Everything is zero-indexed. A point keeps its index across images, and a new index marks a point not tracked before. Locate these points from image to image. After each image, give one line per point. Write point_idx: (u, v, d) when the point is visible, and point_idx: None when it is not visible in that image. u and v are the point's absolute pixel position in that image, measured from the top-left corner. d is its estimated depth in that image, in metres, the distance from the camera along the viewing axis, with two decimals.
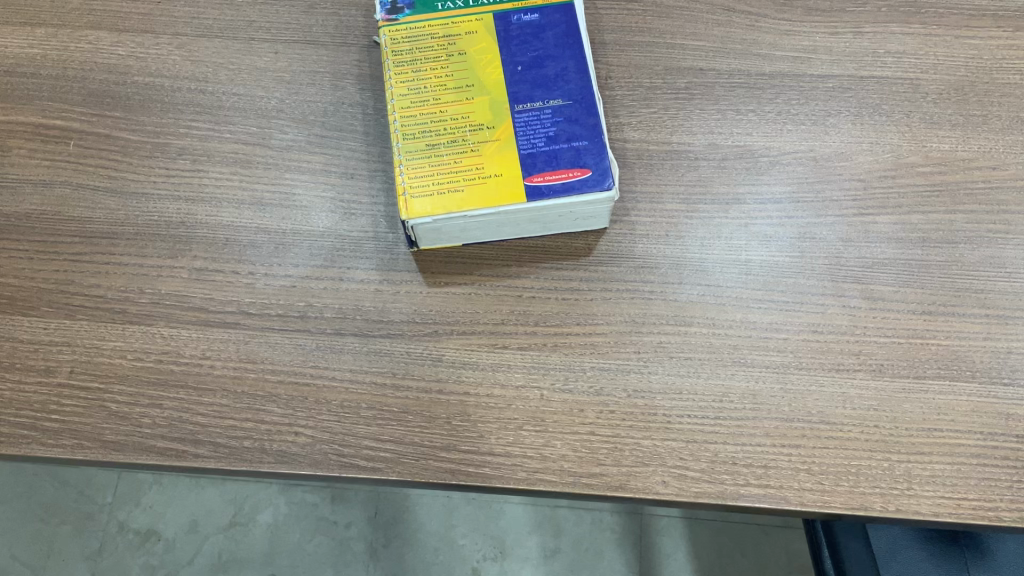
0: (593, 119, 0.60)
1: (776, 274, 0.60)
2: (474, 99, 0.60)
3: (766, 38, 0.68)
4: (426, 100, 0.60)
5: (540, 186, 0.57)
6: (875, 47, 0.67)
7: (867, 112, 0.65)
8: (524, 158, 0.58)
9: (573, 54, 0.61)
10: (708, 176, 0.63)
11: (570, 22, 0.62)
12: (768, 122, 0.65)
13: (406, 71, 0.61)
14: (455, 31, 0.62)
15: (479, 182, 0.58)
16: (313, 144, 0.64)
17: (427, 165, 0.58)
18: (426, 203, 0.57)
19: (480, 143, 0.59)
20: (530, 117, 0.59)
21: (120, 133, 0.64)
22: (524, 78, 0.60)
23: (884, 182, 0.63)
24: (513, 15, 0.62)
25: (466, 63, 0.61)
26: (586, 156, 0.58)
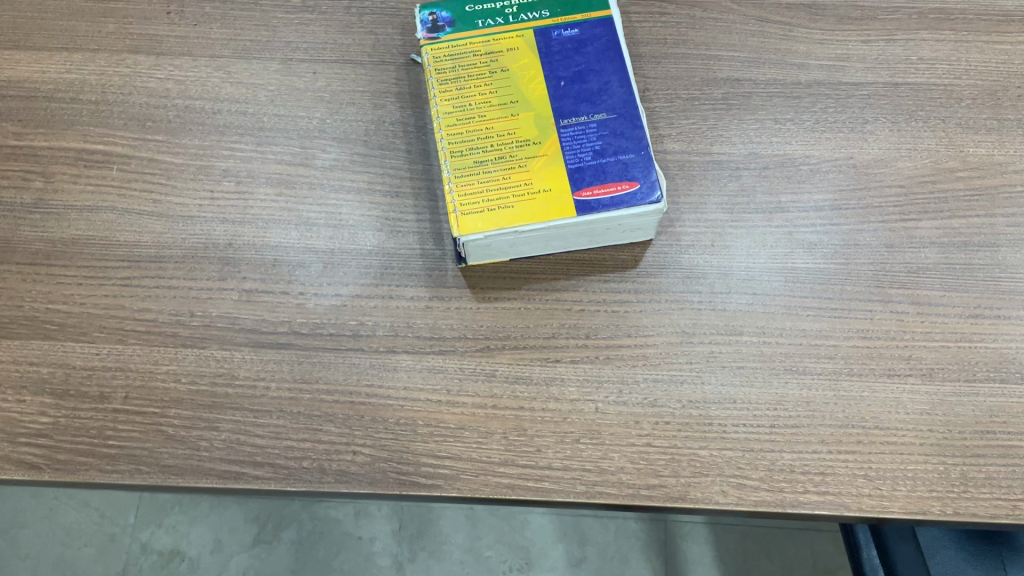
0: (638, 131, 0.60)
1: (822, 281, 0.61)
2: (520, 115, 0.61)
3: (801, 47, 0.68)
4: (472, 116, 0.61)
5: (590, 200, 0.58)
6: (908, 54, 0.68)
7: (903, 118, 0.66)
8: (572, 172, 0.59)
9: (615, 68, 0.62)
10: (750, 186, 0.64)
11: (610, 37, 0.63)
12: (806, 130, 0.65)
13: (451, 88, 0.61)
14: (497, 48, 0.63)
15: (528, 197, 0.58)
16: (357, 163, 0.65)
17: (477, 181, 0.59)
18: (477, 220, 0.58)
19: (527, 159, 0.59)
20: (576, 131, 0.60)
21: (163, 156, 0.65)
22: (567, 92, 0.61)
23: (924, 188, 0.63)
24: (553, 32, 0.63)
25: (510, 79, 0.62)
26: (633, 168, 0.59)
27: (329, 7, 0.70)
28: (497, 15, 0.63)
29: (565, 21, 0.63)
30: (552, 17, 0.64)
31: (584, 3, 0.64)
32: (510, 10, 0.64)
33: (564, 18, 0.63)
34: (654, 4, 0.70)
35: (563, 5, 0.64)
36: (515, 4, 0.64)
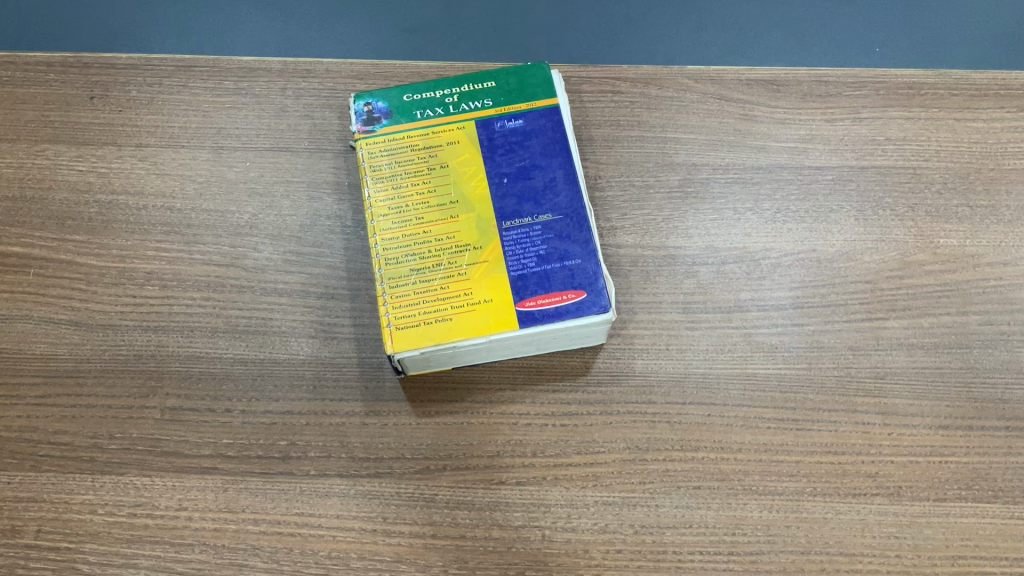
0: (585, 233, 0.56)
1: (784, 388, 0.57)
2: (459, 217, 0.57)
3: (762, 128, 0.65)
4: (409, 219, 0.57)
5: (533, 311, 0.54)
6: (875, 134, 0.65)
7: (870, 206, 0.62)
8: (515, 280, 0.55)
9: (562, 162, 0.58)
10: (708, 283, 0.60)
11: (557, 128, 0.59)
12: (766, 220, 0.62)
13: (386, 187, 0.58)
14: (436, 141, 0.59)
15: (468, 309, 0.54)
16: (290, 263, 0.61)
17: (412, 292, 0.55)
18: (412, 335, 0.53)
19: (467, 266, 0.55)
20: (519, 234, 0.56)
21: (83, 258, 0.61)
22: (510, 191, 0.58)
23: (891, 284, 0.60)
24: (496, 122, 0.59)
25: (449, 177, 0.58)
26: (580, 275, 0.55)
27: (263, 89, 0.66)
28: (437, 105, 0.60)
29: (509, 111, 0.60)
30: (495, 107, 0.60)
31: (529, 92, 0.60)
32: (451, 100, 0.60)
33: (507, 108, 0.60)
34: (607, 83, 0.66)
35: (507, 93, 0.60)
36: (456, 93, 0.60)
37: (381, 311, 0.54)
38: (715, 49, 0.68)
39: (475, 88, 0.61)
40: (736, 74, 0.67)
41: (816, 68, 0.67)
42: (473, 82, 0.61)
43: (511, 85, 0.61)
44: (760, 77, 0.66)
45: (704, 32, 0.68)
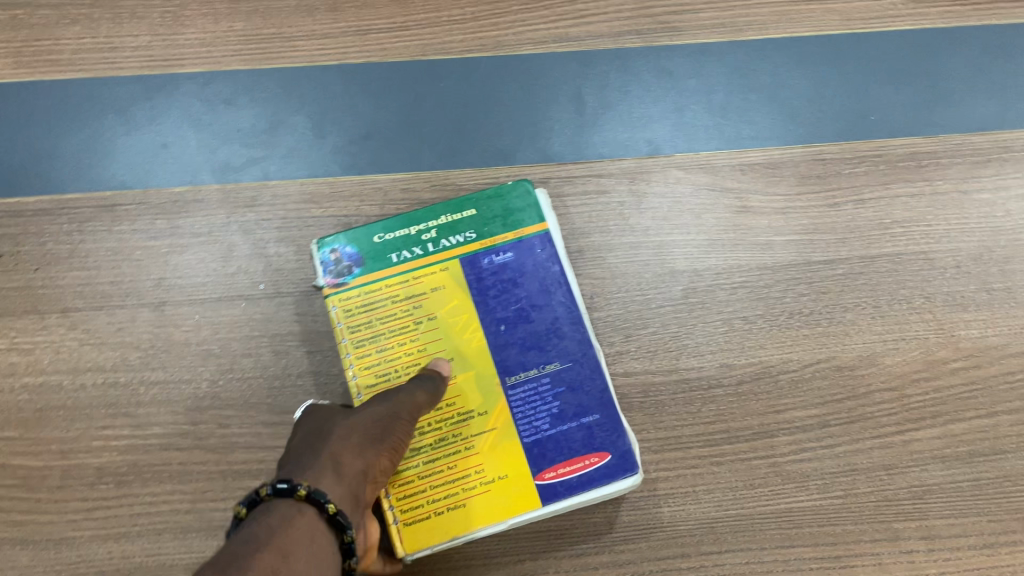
0: (599, 381, 0.53)
1: (821, 522, 0.53)
2: (457, 377, 0.53)
3: (764, 221, 0.59)
4: (399, 384, 0.52)
5: (556, 482, 0.51)
6: (881, 217, 0.60)
7: (885, 300, 0.58)
8: (530, 446, 0.52)
9: (562, 300, 0.55)
10: (727, 408, 0.55)
11: (551, 259, 0.56)
12: (779, 328, 0.57)
13: (370, 350, 0.53)
14: (420, 289, 0.55)
15: (482, 488, 0.50)
16: (263, 437, 0.53)
17: (417, 476, 0.50)
18: (425, 531, 0.49)
19: (474, 437, 0.52)
20: (527, 390, 0.53)
21: (18, 458, 0.53)
22: (510, 340, 0.54)
23: (919, 389, 0.56)
24: (483, 259, 0.56)
25: (439, 331, 0.54)
26: (598, 433, 0.52)
27: (204, 226, 0.57)
28: (414, 244, 0.56)
29: (495, 245, 0.56)
30: (478, 240, 0.56)
31: (513, 219, 0.57)
32: (428, 236, 0.56)
33: (492, 241, 0.56)
34: (590, 181, 0.60)
35: (488, 223, 0.57)
36: (433, 227, 0.56)
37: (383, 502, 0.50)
38: (703, 132, 0.61)
39: (454, 220, 0.57)
40: (728, 158, 0.61)
41: (811, 145, 0.62)
42: (451, 213, 0.57)
43: (492, 214, 0.57)
44: (754, 160, 0.61)
45: (688, 112, 0.62)
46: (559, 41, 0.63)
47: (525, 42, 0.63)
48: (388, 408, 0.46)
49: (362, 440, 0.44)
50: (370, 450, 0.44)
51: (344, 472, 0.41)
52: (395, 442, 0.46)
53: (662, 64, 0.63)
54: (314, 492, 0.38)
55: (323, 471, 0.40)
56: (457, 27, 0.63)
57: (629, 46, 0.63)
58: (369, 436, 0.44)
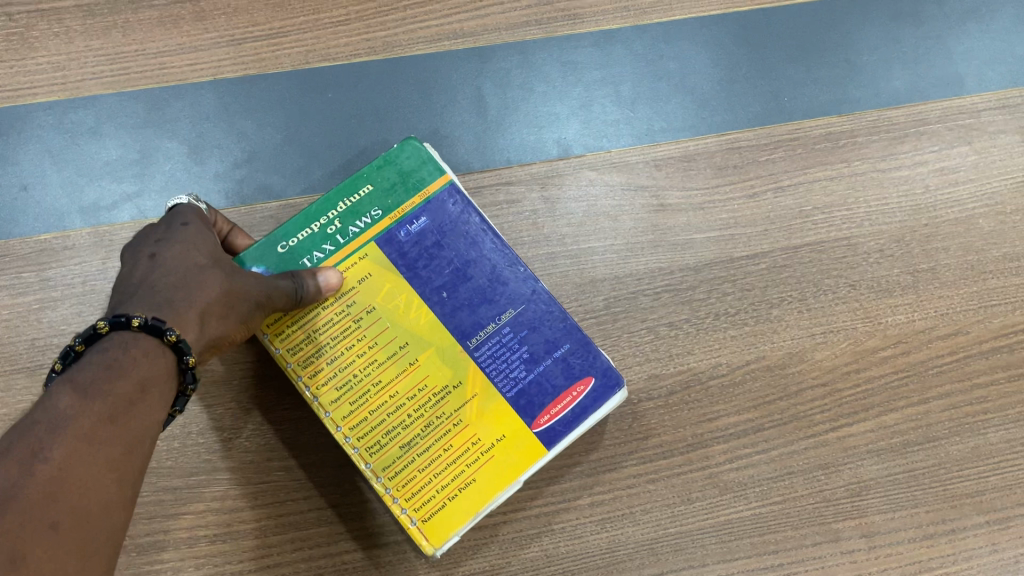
0: (557, 313, 0.49)
1: (761, 530, 0.52)
2: (418, 361, 0.48)
3: (683, 218, 0.57)
4: (364, 389, 0.47)
5: (553, 424, 0.48)
6: (802, 204, 0.58)
7: (811, 292, 0.56)
8: (516, 401, 0.48)
9: (493, 244, 0.50)
10: (659, 421, 0.53)
11: (467, 204, 0.50)
12: (707, 331, 0.55)
13: (322, 367, 0.47)
14: (344, 285, 0.48)
15: (486, 456, 0.48)
16: (168, 504, 0.49)
17: (418, 469, 0.47)
18: (449, 519, 0.47)
19: (459, 412, 0.48)
20: (492, 347, 0.49)
21: None
22: (457, 303, 0.49)
23: (849, 382, 0.55)
24: (399, 229, 0.49)
25: (384, 318, 0.48)
26: (575, 362, 0.49)
27: (78, 275, 0.52)
28: (326, 241, 0.48)
29: (406, 211, 0.49)
30: (388, 215, 0.49)
31: (414, 179, 0.49)
32: (334, 227, 0.49)
33: (402, 211, 0.49)
34: (500, 191, 0.56)
35: (393, 192, 0.49)
36: (336, 216, 0.49)
37: (395, 509, 0.47)
38: (613, 128, 0.58)
39: (354, 202, 0.49)
40: (641, 154, 0.58)
41: (725, 133, 0.59)
42: (347, 196, 0.49)
43: (390, 180, 0.49)
44: (668, 153, 0.58)
45: (596, 106, 0.59)
46: (453, 38, 0.58)
47: (418, 42, 0.58)
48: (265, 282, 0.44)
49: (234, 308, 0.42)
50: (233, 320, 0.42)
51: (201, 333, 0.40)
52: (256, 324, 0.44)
53: (565, 56, 0.59)
54: (156, 321, 0.38)
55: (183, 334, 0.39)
56: (341, 28, 0.58)
57: (529, 38, 0.59)
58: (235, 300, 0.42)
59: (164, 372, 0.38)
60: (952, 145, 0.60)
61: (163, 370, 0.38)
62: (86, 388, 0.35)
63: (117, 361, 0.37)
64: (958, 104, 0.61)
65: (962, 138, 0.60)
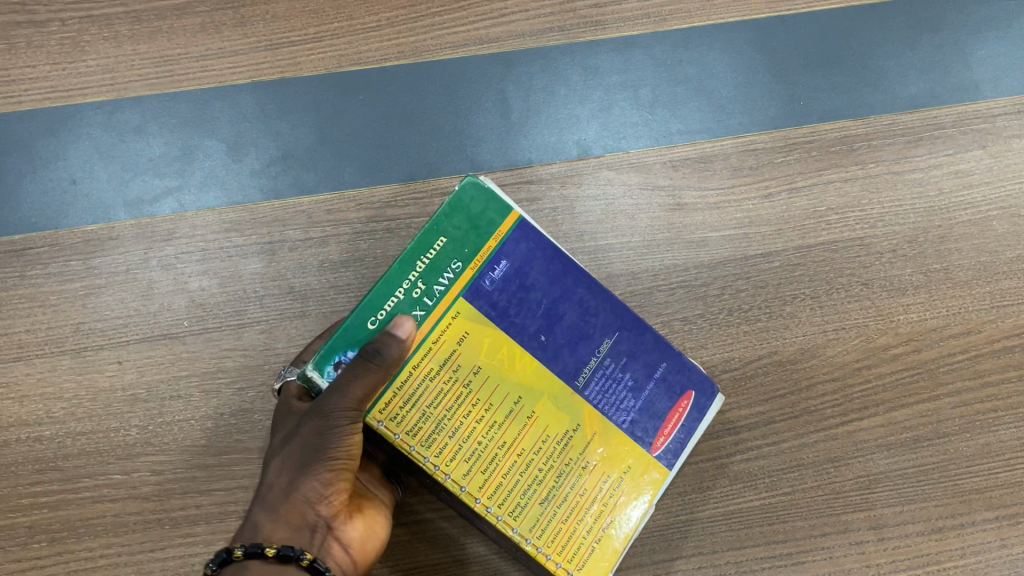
0: (649, 332, 0.45)
1: (771, 520, 0.54)
2: (537, 414, 0.43)
3: (699, 218, 0.58)
4: (489, 455, 0.42)
5: (670, 445, 0.45)
6: (816, 204, 0.59)
7: (824, 290, 0.58)
8: (632, 432, 0.45)
9: (580, 274, 0.44)
10: None
11: (543, 238, 0.44)
12: (719, 326, 0.56)
13: (444, 443, 0.42)
14: (446, 349, 0.42)
15: (624, 491, 0.44)
16: (201, 480, 0.52)
17: (562, 519, 0.43)
18: (602, 557, 0.44)
19: (587, 456, 0.44)
20: (597, 383, 0.44)
21: None
22: (556, 345, 0.44)
23: (860, 378, 0.56)
24: (484, 279, 0.42)
25: (494, 377, 0.42)
26: (675, 378, 0.46)
27: (121, 264, 0.55)
28: (415, 306, 0.41)
29: (485, 258, 0.42)
30: (470, 264, 0.42)
31: (484, 222, 0.42)
32: (418, 290, 0.41)
33: (481, 258, 0.42)
34: (522, 189, 0.58)
35: (469, 239, 0.42)
36: (418, 277, 0.41)
37: (550, 565, 0.43)
38: (632, 129, 0.60)
39: (431, 259, 0.42)
40: (658, 155, 0.59)
41: (741, 135, 0.61)
42: (422, 253, 0.42)
43: (461, 227, 0.42)
44: (685, 155, 0.60)
45: (616, 108, 0.60)
46: (480, 43, 0.61)
47: (445, 46, 0.60)
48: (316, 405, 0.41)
49: (296, 466, 0.41)
50: (303, 482, 0.41)
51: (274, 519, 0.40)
52: (347, 453, 0.41)
53: (586, 61, 0.61)
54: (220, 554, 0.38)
55: (252, 536, 0.40)
56: (373, 34, 0.60)
57: (553, 43, 0.61)
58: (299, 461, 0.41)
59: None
60: (967, 148, 0.61)
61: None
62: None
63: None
64: (973, 109, 0.62)
65: (976, 142, 0.61)
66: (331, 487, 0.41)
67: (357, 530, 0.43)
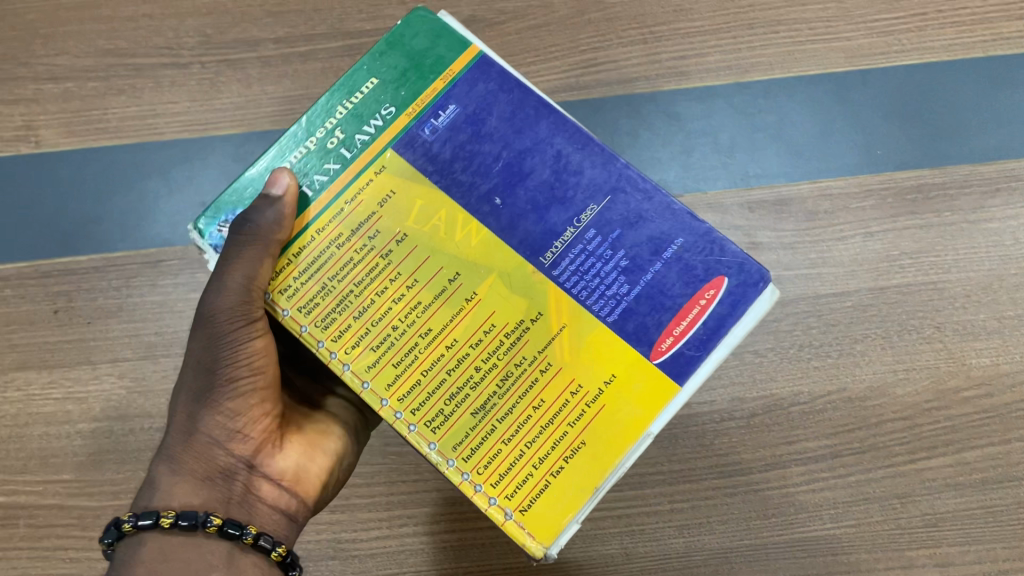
0: (655, 200, 0.38)
1: (835, 551, 0.55)
2: (478, 294, 0.37)
3: (773, 257, 0.61)
4: (404, 337, 0.37)
5: (680, 347, 0.36)
6: (889, 248, 0.61)
7: (896, 331, 0.59)
8: (621, 324, 0.36)
9: (551, 128, 0.39)
10: (739, 441, 0.57)
11: (503, 82, 0.40)
12: (789, 360, 0.58)
13: (350, 324, 0.37)
14: (365, 212, 0.38)
15: (593, 407, 0.35)
16: None
17: (503, 439, 0.35)
18: (561, 492, 0.34)
19: (544, 353, 0.36)
20: (572, 260, 0.37)
21: (76, 500, 0.58)
22: (514, 210, 0.38)
23: (930, 418, 0.57)
24: (422, 130, 0.39)
25: (420, 252, 0.37)
26: (694, 260, 0.37)
27: None
28: (330, 155, 0.39)
29: (426, 104, 0.39)
30: (403, 109, 0.39)
31: (428, 62, 0.40)
32: (335, 140, 0.39)
33: (419, 104, 0.39)
34: None
35: (404, 81, 0.40)
36: (336, 125, 0.40)
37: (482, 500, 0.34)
38: (710, 172, 0.64)
39: (356, 103, 0.40)
40: (735, 197, 0.63)
41: (817, 180, 0.63)
42: (348, 95, 0.40)
43: (399, 68, 0.40)
44: (761, 198, 0.63)
45: (696, 152, 0.64)
46: (571, 90, 0.65)
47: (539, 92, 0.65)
48: (207, 322, 0.39)
49: (196, 398, 0.38)
50: (205, 417, 0.38)
51: (171, 472, 0.37)
52: (243, 370, 0.38)
53: (669, 108, 0.65)
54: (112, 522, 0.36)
55: (152, 495, 0.37)
56: None
57: (638, 92, 0.65)
58: (198, 391, 0.39)
59: (169, 547, 0.36)
60: None
61: (160, 549, 0.35)
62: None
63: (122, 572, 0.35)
64: None
65: None
66: (239, 417, 0.39)
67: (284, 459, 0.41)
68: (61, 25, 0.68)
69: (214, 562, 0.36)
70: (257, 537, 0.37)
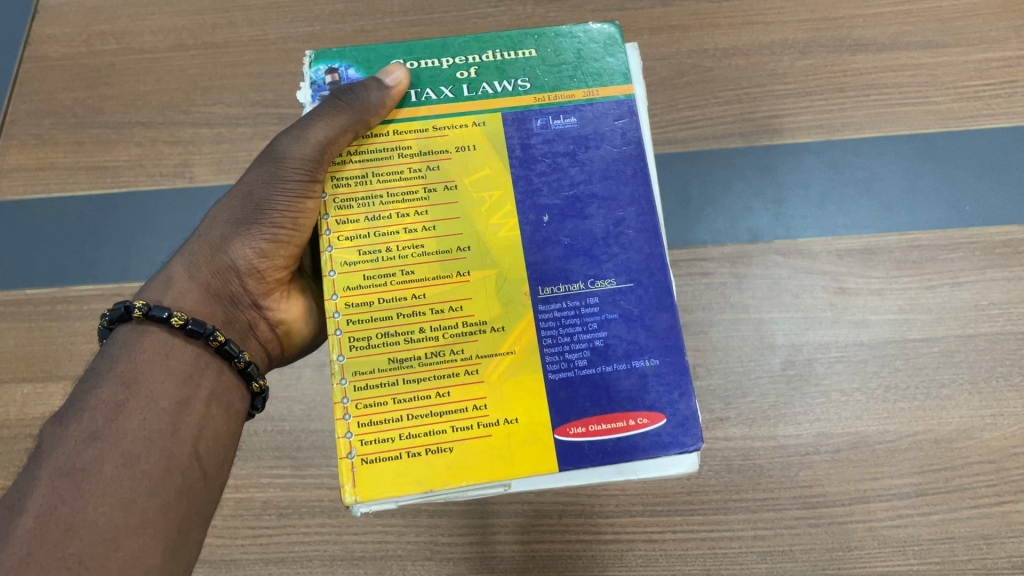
0: (666, 316, 0.38)
1: None
2: (469, 275, 0.38)
3: (860, 302, 0.64)
4: (387, 271, 0.38)
5: (582, 441, 0.36)
6: (978, 298, 0.63)
7: (983, 377, 0.61)
8: (555, 391, 0.37)
9: (634, 194, 0.40)
10: (824, 474, 0.59)
11: (633, 127, 0.41)
12: (876, 400, 0.61)
13: (356, 220, 0.39)
14: (440, 145, 0.40)
15: (480, 430, 0.37)
16: None
17: (394, 398, 0.37)
18: (397, 471, 0.36)
19: (489, 357, 0.37)
20: (563, 307, 0.38)
21: None
22: (551, 235, 0.39)
23: (1017, 462, 0.59)
24: (533, 121, 0.41)
25: (445, 207, 0.39)
26: (654, 388, 0.37)
27: None
28: (451, 81, 0.41)
29: (557, 103, 0.41)
30: (536, 90, 0.41)
31: (588, 70, 0.42)
32: (464, 74, 0.41)
33: (553, 96, 0.41)
34: (694, 265, 0.66)
35: (556, 71, 0.42)
36: (474, 63, 0.41)
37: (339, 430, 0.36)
38: (801, 221, 0.67)
39: (506, 58, 0.42)
40: (824, 245, 0.66)
41: (906, 232, 0.66)
42: (504, 49, 0.42)
43: (561, 57, 0.42)
44: (850, 246, 0.66)
45: (787, 203, 0.68)
46: (671, 142, 0.69)
47: None
48: (275, 155, 0.40)
49: (237, 223, 0.41)
50: (237, 244, 0.40)
51: (191, 278, 0.39)
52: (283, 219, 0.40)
53: (763, 161, 0.69)
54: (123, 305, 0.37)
55: (161, 292, 0.39)
56: None
57: (732, 146, 0.69)
58: (240, 220, 0.41)
59: (171, 345, 0.37)
60: None
61: (163, 343, 0.37)
62: (81, 398, 0.35)
63: (119, 351, 0.36)
64: None
65: None
66: (266, 259, 0.41)
67: (284, 314, 0.44)
68: (217, 79, 0.75)
69: (207, 372, 0.38)
70: (247, 365, 0.39)
